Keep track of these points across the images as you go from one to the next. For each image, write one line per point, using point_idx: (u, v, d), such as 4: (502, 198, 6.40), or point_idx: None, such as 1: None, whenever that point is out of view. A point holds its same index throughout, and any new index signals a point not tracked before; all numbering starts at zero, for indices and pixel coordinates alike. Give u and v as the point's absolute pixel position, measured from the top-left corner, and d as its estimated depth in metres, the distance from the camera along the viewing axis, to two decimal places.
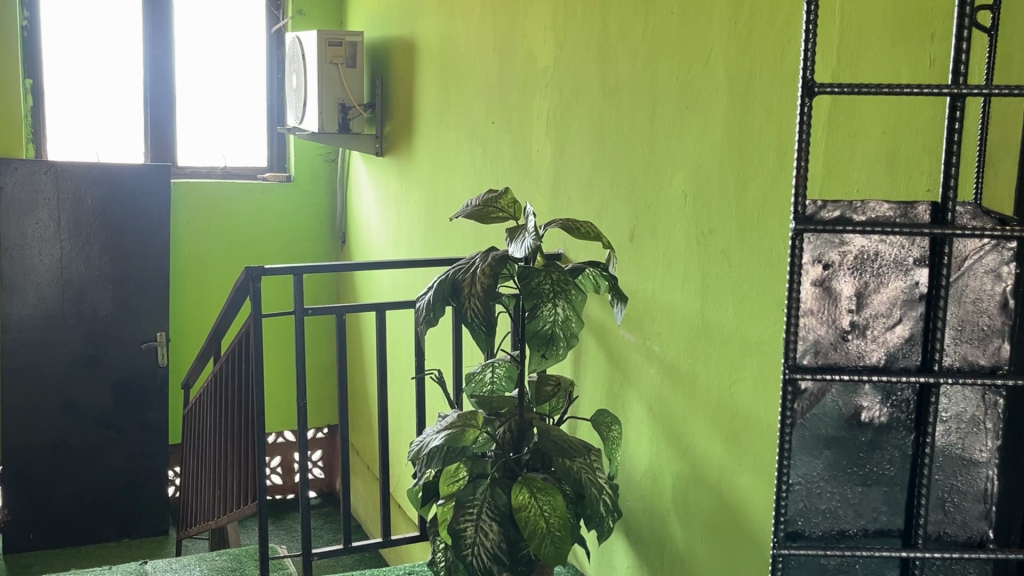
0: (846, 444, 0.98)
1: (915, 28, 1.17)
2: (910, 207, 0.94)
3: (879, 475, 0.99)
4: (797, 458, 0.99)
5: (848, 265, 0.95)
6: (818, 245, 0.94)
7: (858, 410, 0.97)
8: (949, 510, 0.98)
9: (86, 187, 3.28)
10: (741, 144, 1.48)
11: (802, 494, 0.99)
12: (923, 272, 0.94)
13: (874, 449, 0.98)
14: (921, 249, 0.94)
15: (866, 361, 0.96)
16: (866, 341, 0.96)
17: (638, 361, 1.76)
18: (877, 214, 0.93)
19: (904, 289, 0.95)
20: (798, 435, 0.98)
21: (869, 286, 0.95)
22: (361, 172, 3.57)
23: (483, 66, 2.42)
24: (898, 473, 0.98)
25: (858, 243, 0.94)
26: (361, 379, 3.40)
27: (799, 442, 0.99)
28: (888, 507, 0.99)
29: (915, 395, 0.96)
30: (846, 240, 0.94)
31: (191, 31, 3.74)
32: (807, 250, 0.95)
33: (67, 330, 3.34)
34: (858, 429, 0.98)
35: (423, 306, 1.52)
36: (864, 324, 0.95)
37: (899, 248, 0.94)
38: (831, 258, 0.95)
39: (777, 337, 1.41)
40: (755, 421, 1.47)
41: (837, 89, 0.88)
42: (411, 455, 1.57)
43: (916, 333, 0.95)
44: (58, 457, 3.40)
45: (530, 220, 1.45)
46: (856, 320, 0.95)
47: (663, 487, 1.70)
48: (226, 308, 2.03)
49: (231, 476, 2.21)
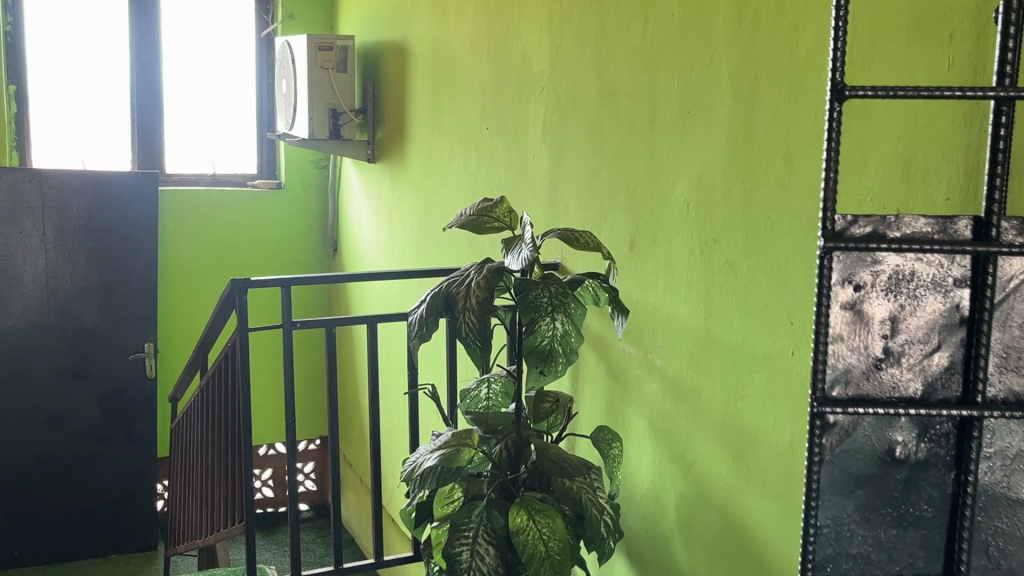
0: (880, 481, 1.03)
1: (933, 27, 1.11)
2: (948, 222, 0.97)
3: (915, 516, 1.04)
4: (829, 498, 1.05)
5: (882, 286, 0.99)
6: (851, 266, 0.99)
7: (892, 445, 1.03)
8: (993, 553, 1.00)
9: (72, 196, 3.21)
10: (745, 150, 1.42)
11: (834, 536, 1.05)
12: (962, 294, 0.98)
13: (910, 487, 1.03)
14: (959, 270, 0.98)
15: (902, 390, 1.01)
16: (902, 369, 1.00)
17: (639, 374, 1.70)
18: (914, 230, 0.97)
19: (941, 315, 0.99)
20: (828, 471, 1.04)
21: (905, 312, 0.99)
22: (353, 179, 3.50)
23: (476, 70, 2.36)
24: (935, 513, 1.03)
25: (893, 263, 0.98)
26: (353, 390, 3.33)
27: (829, 478, 1.04)
28: (924, 550, 1.04)
29: (953, 427, 1.00)
30: (880, 260, 0.98)
31: (178, 36, 3.68)
32: (838, 270, 0.99)
33: (53, 342, 3.26)
34: (893, 466, 1.03)
35: (416, 320, 1.46)
36: (899, 351, 1.00)
37: (936, 269, 0.98)
38: (864, 278, 0.99)
39: (786, 353, 1.35)
40: (762, 438, 1.41)
41: (870, 93, 0.92)
42: (404, 476, 1.50)
43: (955, 361, 0.99)
44: (44, 471, 3.33)
45: (529, 231, 1.37)
46: (891, 347, 1.00)
47: (666, 507, 1.63)
48: (212, 322, 1.96)
49: (218, 494, 2.15)
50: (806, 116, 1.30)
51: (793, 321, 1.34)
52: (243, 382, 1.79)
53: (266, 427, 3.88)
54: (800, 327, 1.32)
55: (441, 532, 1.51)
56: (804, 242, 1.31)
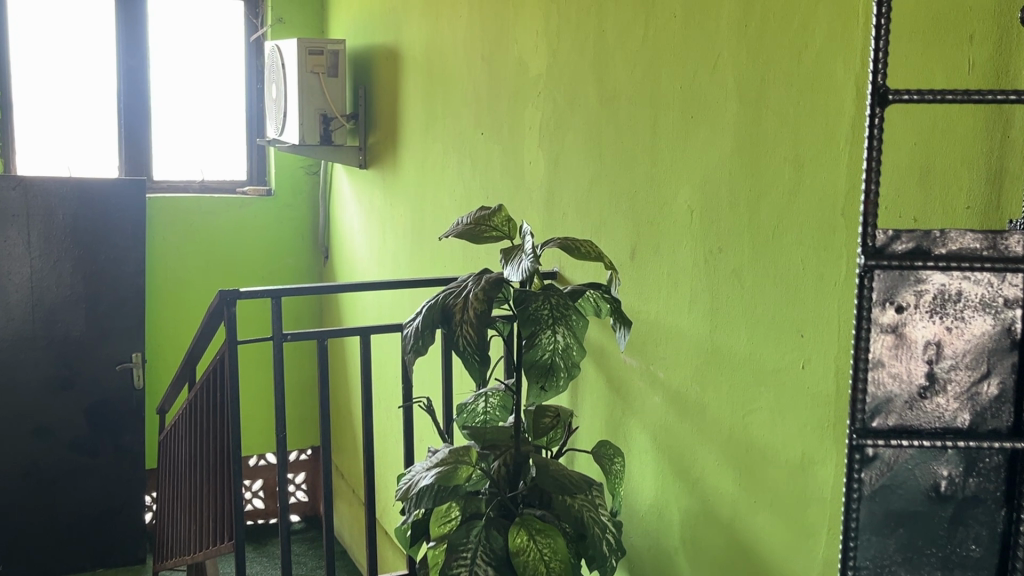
0: (923, 519, 0.97)
1: (950, 28, 1.06)
2: (999, 237, 0.89)
3: (962, 557, 0.97)
4: (866, 537, 0.99)
5: (925, 307, 0.93)
6: (891, 284, 0.93)
7: (937, 480, 0.96)
8: None
9: (57, 203, 3.14)
10: (752, 156, 1.38)
11: None
12: (1014, 315, 0.92)
13: (956, 525, 0.97)
14: (1013, 289, 0.91)
15: (948, 418, 0.95)
16: (946, 397, 0.94)
17: (641, 387, 1.65)
18: (962, 246, 0.90)
19: (991, 339, 0.93)
20: (868, 508, 0.98)
21: (951, 335, 0.93)
22: (345, 185, 3.45)
23: (471, 75, 2.31)
24: (984, 553, 0.96)
25: (937, 282, 0.92)
26: (345, 400, 3.28)
27: (869, 514, 0.98)
28: None
29: (1005, 460, 0.94)
30: (924, 279, 0.92)
31: (167, 40, 3.62)
32: (878, 288, 0.93)
33: (39, 352, 3.20)
34: (939, 502, 0.96)
35: (411, 333, 1.40)
36: (943, 377, 0.94)
37: (986, 288, 0.92)
38: (906, 298, 0.93)
39: (795, 365, 1.31)
40: (771, 454, 1.36)
41: (912, 97, 0.87)
42: (399, 495, 1.44)
43: (1006, 389, 0.93)
44: (30, 484, 3.27)
45: (529, 242, 1.32)
46: (935, 373, 0.94)
47: (670, 524, 1.58)
48: (200, 334, 1.91)
49: (207, 510, 2.09)
50: (815, 121, 1.26)
51: (803, 332, 1.29)
52: (232, 396, 1.74)
53: (257, 437, 3.82)
54: (810, 339, 1.28)
55: (438, 553, 1.45)
56: (815, 251, 1.26)
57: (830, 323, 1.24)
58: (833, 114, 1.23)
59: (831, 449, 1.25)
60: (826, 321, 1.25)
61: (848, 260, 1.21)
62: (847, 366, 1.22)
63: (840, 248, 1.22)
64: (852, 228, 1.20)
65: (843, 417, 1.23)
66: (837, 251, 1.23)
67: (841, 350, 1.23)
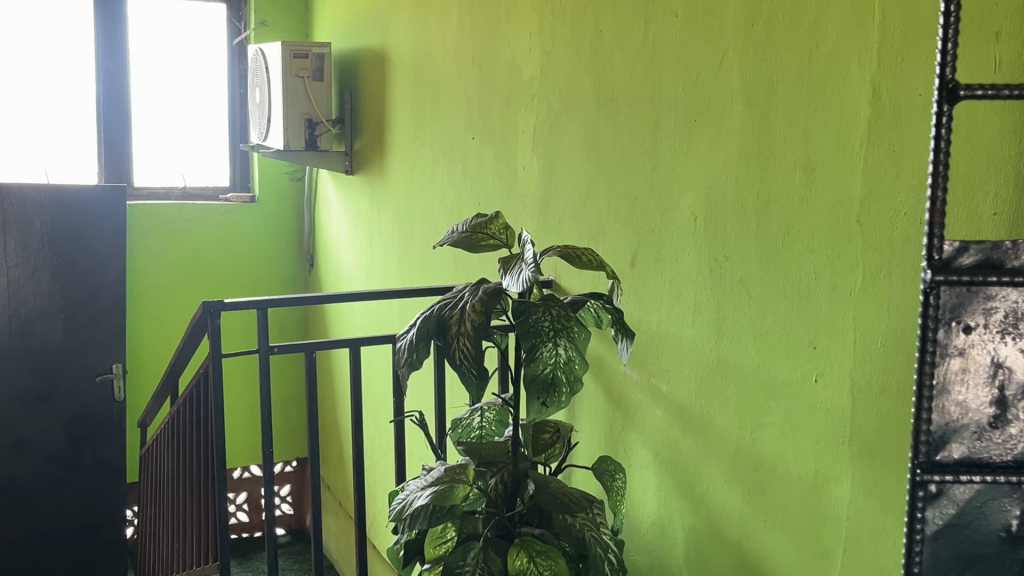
0: (993, 562, 0.89)
1: (974, 25, 1.01)
2: None
3: None
4: None
5: (996, 329, 0.86)
6: (959, 304, 0.86)
7: (1009, 519, 0.89)
8: None
9: (34, 210, 3.06)
10: (759, 161, 1.32)
11: None
12: None
13: None
14: None
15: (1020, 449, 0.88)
16: (1019, 427, 0.87)
17: (642, 400, 1.59)
18: None
19: None
20: (931, 551, 0.90)
21: None
22: (330, 191, 3.38)
23: (461, 78, 2.25)
24: None
25: (1008, 301, 0.85)
26: (333, 411, 3.21)
27: (933, 559, 0.90)
28: None
29: None
30: (993, 298, 0.86)
31: (147, 43, 3.55)
32: (943, 309, 0.87)
33: (15, 364, 3.11)
34: (1011, 543, 0.89)
35: (404, 346, 1.34)
36: (1016, 405, 0.87)
37: None
38: (975, 319, 0.86)
39: (807, 378, 1.25)
40: (781, 471, 1.30)
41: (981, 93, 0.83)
42: (393, 515, 1.37)
43: None
44: (7, 500, 3.18)
45: (530, 251, 1.26)
46: (1007, 401, 0.87)
47: (673, 542, 1.53)
48: (183, 346, 1.84)
49: (190, 528, 2.01)
50: (828, 124, 1.20)
51: (815, 345, 1.24)
52: (216, 412, 1.67)
53: (241, 448, 3.74)
54: (824, 352, 1.22)
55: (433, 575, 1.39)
56: (828, 258, 1.21)
57: (845, 335, 1.19)
58: (848, 117, 1.18)
59: (846, 466, 1.20)
60: (842, 333, 1.20)
61: (864, 269, 1.16)
62: (863, 379, 1.17)
63: (855, 257, 1.17)
64: (869, 235, 1.15)
65: (859, 432, 1.18)
66: (851, 260, 1.18)
67: (856, 362, 1.18)
